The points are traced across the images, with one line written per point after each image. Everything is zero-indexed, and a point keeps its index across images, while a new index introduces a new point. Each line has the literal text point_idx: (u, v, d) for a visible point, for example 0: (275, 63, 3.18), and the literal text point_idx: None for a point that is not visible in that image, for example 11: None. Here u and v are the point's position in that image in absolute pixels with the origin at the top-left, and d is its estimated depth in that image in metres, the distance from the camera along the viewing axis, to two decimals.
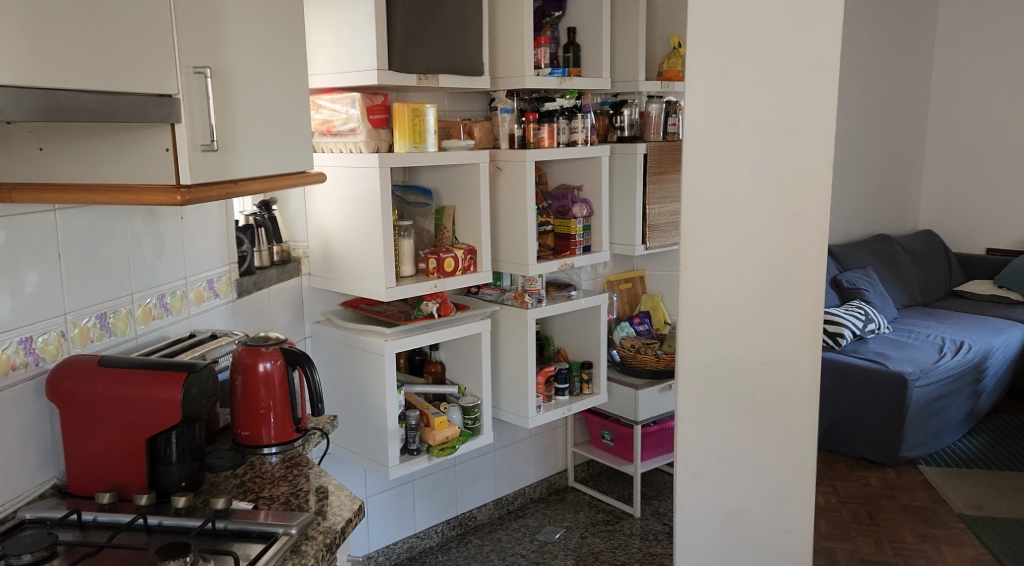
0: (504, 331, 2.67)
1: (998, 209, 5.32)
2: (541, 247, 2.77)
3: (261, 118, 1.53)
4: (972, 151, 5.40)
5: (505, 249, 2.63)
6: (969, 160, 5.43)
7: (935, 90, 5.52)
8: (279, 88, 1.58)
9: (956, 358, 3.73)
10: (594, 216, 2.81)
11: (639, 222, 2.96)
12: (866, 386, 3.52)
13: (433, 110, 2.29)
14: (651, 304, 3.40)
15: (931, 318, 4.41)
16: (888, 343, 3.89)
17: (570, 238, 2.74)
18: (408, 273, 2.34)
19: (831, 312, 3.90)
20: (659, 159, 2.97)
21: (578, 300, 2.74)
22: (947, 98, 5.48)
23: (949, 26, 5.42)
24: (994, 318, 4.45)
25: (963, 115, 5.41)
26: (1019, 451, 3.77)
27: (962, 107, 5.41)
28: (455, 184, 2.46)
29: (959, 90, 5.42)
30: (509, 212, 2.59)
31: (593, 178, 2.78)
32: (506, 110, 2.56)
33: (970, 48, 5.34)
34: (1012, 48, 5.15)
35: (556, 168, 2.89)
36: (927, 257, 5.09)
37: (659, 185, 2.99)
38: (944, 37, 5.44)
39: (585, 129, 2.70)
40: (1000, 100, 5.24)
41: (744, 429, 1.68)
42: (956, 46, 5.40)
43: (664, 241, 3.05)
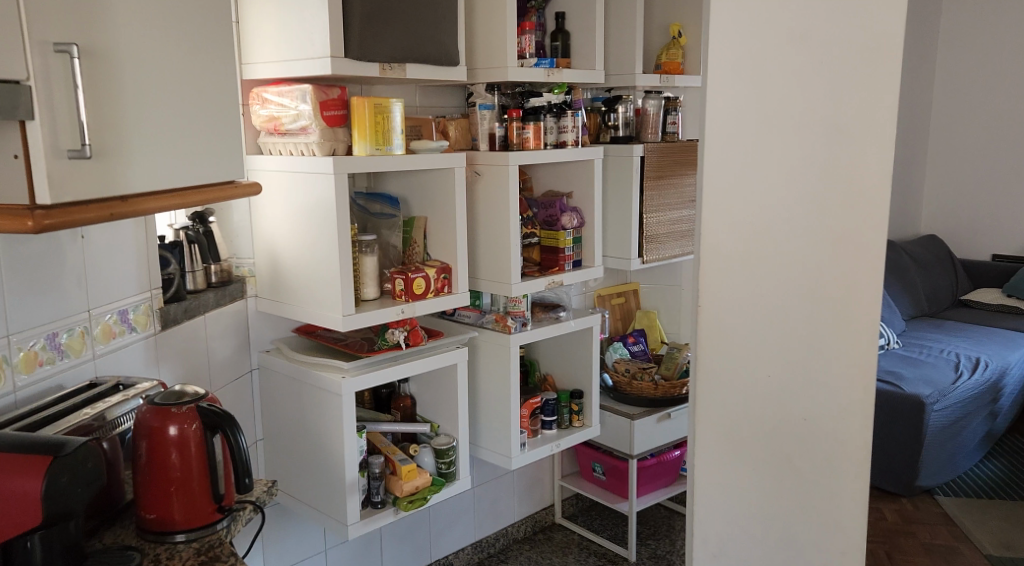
0: (483, 359, 2.33)
1: (1005, 213, 5.05)
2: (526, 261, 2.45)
3: (160, 113, 1.22)
4: (976, 150, 5.12)
5: (484, 266, 2.29)
6: (974, 161, 5.16)
7: (939, 87, 5.24)
8: (181, 78, 1.26)
9: (974, 378, 3.44)
10: (585, 226, 2.48)
11: (636, 233, 2.64)
12: (880, 410, 3.22)
13: (399, 105, 1.94)
14: (647, 321, 3.09)
15: (940, 331, 4.13)
16: (899, 360, 3.60)
17: (558, 251, 2.42)
18: (371, 296, 2.01)
19: None
20: (658, 161, 2.65)
21: (568, 323, 2.41)
22: (949, 96, 5.21)
23: (954, 20, 5.14)
24: (1007, 331, 4.19)
25: (968, 114, 5.14)
26: None
27: (967, 105, 5.13)
28: (426, 190, 2.12)
29: (965, 87, 5.13)
30: (489, 224, 2.25)
31: (584, 183, 2.45)
32: (485, 106, 2.23)
33: (977, 42, 5.05)
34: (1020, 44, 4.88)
35: (542, 172, 2.56)
36: (933, 264, 4.81)
37: (657, 191, 2.67)
38: (948, 31, 5.16)
39: (575, 128, 2.37)
40: (1006, 99, 4.97)
41: (778, 521, 1.29)
42: (962, 41, 5.11)
43: (662, 253, 2.73)
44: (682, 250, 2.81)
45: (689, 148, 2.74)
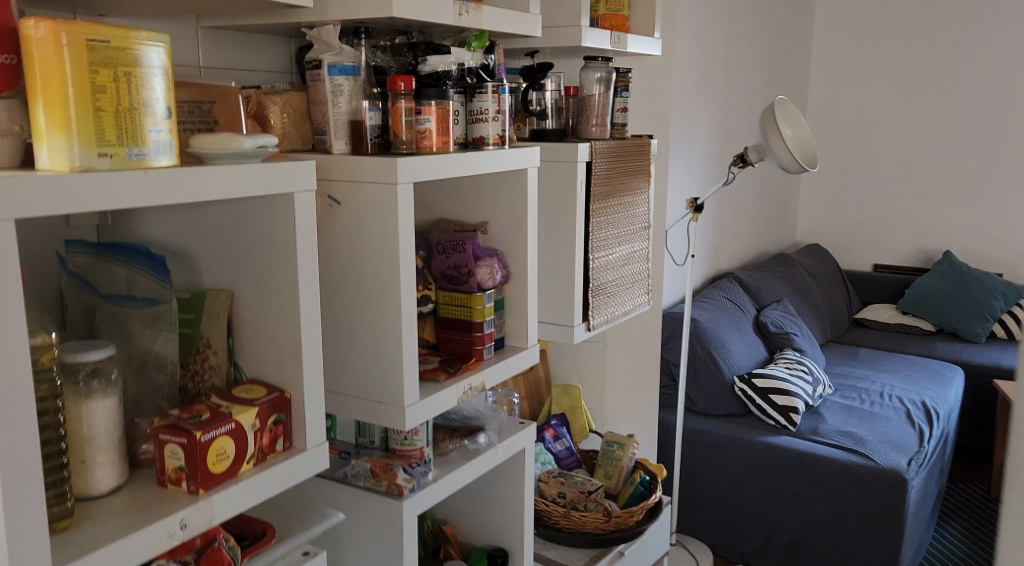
0: (349, 540, 1.25)
1: (886, 228, 5.02)
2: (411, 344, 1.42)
3: None
4: (858, 167, 5.05)
5: (349, 376, 1.22)
6: (855, 174, 5.06)
7: (814, 99, 5.12)
8: None
9: (931, 434, 3.02)
10: (511, 281, 1.47)
11: (581, 284, 1.65)
12: (849, 490, 2.65)
13: (162, 49, 0.82)
14: (568, 401, 2.10)
15: (860, 366, 3.74)
16: (845, 413, 3.08)
17: (474, 330, 1.38)
18: (106, 488, 0.88)
19: (778, 375, 2.99)
20: (608, 170, 1.67)
21: (496, 451, 1.37)
22: (822, 90, 5.07)
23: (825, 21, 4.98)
24: (926, 359, 3.92)
25: (838, 122, 5.06)
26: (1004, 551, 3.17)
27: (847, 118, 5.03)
28: (230, 240, 1.01)
29: (843, 95, 5.03)
30: (360, 293, 1.17)
31: (511, 209, 1.43)
32: (341, 68, 1.14)
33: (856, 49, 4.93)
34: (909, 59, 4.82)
35: (429, 190, 1.52)
36: (828, 281, 4.46)
37: (607, 215, 1.70)
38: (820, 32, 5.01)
39: (502, 115, 1.34)
40: (857, 110, 4.99)
41: None
42: (833, 41, 4.99)
43: (611, 311, 1.77)
44: (634, 305, 1.85)
45: (642, 149, 1.79)
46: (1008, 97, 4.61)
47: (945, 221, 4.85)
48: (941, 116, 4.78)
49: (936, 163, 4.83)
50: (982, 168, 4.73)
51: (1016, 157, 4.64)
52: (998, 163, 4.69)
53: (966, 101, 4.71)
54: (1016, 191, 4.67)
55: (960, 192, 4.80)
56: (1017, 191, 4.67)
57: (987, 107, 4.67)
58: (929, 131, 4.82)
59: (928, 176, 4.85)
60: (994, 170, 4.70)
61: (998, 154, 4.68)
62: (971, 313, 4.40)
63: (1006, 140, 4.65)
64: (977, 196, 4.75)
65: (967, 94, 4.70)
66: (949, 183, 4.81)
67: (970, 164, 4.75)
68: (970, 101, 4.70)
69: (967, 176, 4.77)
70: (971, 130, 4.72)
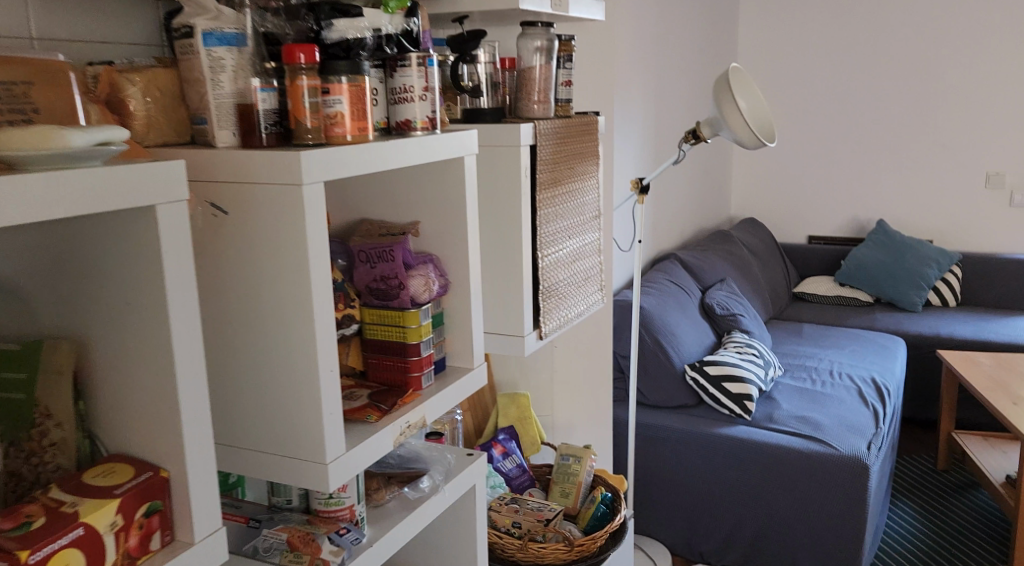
0: None
1: (819, 198, 4.94)
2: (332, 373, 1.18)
3: None
4: (789, 137, 4.96)
5: (253, 427, 0.97)
6: (787, 145, 4.97)
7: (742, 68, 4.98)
8: None
9: (885, 412, 2.92)
10: (451, 291, 1.24)
11: (530, 286, 1.43)
12: (810, 479, 2.51)
13: None
14: (517, 410, 1.89)
15: (806, 343, 3.63)
16: (798, 396, 2.95)
17: (410, 353, 1.15)
18: None
19: (728, 360, 2.84)
20: (554, 154, 1.45)
21: (444, 496, 1.15)
22: (750, 61, 4.96)
23: None
24: (868, 332, 3.86)
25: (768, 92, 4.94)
26: (961, 522, 3.11)
27: (776, 88, 4.93)
28: (73, 272, 0.75)
29: (771, 65, 4.92)
30: (262, 324, 0.92)
31: (446, 205, 1.20)
32: (219, 37, 0.89)
33: (782, 16, 4.82)
34: (835, 25, 4.72)
35: (345, 185, 1.27)
36: (765, 256, 4.36)
37: (555, 206, 1.48)
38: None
39: (432, 92, 1.10)
40: (786, 80, 4.90)
41: None
42: (759, 9, 4.86)
43: (564, 314, 1.56)
44: (587, 305, 1.65)
45: (590, 128, 1.57)
46: (934, 62, 4.57)
47: (876, 190, 4.81)
48: (869, 83, 4.72)
49: (865, 131, 4.78)
50: (911, 135, 4.69)
51: (944, 123, 4.62)
52: (926, 129, 4.66)
53: (893, 67, 4.65)
54: (945, 157, 4.65)
55: (889, 160, 4.76)
56: (945, 157, 4.65)
57: (914, 73, 4.62)
58: (857, 99, 4.76)
59: (859, 144, 4.80)
60: (922, 135, 4.67)
61: (926, 120, 4.65)
62: (908, 282, 4.36)
63: (933, 105, 4.62)
64: (907, 163, 4.72)
65: (895, 60, 4.65)
66: (879, 151, 4.77)
67: (899, 130, 4.71)
68: (898, 67, 4.65)
69: (896, 143, 4.73)
70: (899, 97, 4.67)
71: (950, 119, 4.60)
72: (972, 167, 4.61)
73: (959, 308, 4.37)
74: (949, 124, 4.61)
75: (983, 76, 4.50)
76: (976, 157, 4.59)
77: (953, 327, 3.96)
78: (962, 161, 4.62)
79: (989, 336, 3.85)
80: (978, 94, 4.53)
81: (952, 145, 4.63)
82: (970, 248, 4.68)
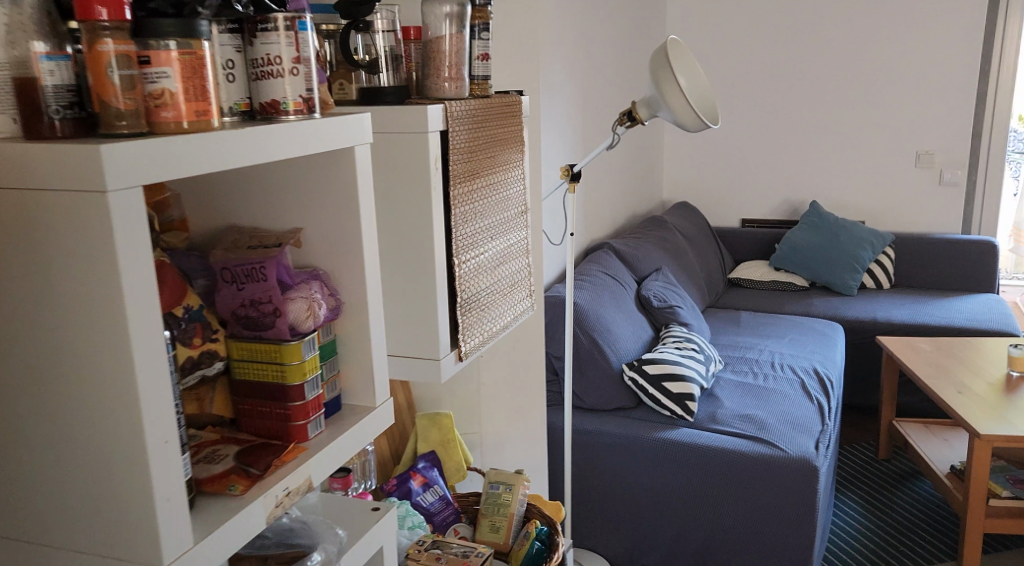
0: None
1: (752, 181, 4.83)
2: (191, 421, 0.93)
3: None
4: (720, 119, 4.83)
5: (55, 517, 0.72)
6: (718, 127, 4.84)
7: None
8: None
9: (829, 405, 2.79)
10: (345, 314, 1.00)
11: (445, 300, 1.21)
12: (757, 484, 2.35)
13: None
14: (439, 434, 1.66)
15: (744, 333, 3.50)
16: (740, 393, 2.80)
17: (290, 396, 0.91)
18: None
19: (667, 357, 2.66)
20: (470, 141, 1.22)
21: None
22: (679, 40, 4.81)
23: None
24: (805, 319, 3.75)
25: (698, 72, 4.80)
26: (905, 514, 3.02)
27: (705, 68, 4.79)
28: None
29: (700, 44, 4.77)
30: (62, 382, 0.68)
31: (336, 208, 0.96)
32: None
33: None
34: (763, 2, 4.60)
35: (206, 181, 1.01)
36: (700, 242, 4.22)
37: (474, 203, 1.25)
38: None
39: (304, 66, 0.87)
40: (715, 59, 4.76)
41: None
42: None
43: (489, 328, 1.34)
44: (515, 315, 1.43)
45: (513, 111, 1.35)
46: (862, 40, 4.49)
47: (808, 172, 4.72)
48: (800, 61, 4.62)
49: (794, 111, 4.68)
50: (842, 114, 4.61)
51: (874, 102, 4.55)
52: (856, 108, 4.58)
53: (823, 45, 4.56)
54: (875, 137, 4.59)
55: (821, 140, 4.67)
56: (876, 137, 4.58)
57: (844, 51, 4.53)
58: (786, 79, 4.66)
59: (790, 125, 4.70)
60: (852, 115, 4.60)
61: (857, 99, 4.57)
62: (842, 265, 4.28)
63: (863, 84, 4.55)
64: (838, 144, 4.64)
65: (825, 38, 4.55)
66: (809, 132, 4.68)
67: (829, 110, 4.63)
68: (827, 45, 4.56)
69: (827, 123, 4.65)
70: (829, 76, 4.59)
71: (880, 98, 4.54)
72: (902, 146, 4.56)
73: (893, 290, 4.32)
74: (879, 103, 4.54)
75: (910, 54, 4.44)
76: (906, 136, 4.53)
77: (889, 311, 3.89)
78: (892, 141, 4.56)
79: (925, 319, 3.79)
80: (907, 72, 4.47)
81: (883, 124, 4.57)
82: (902, 228, 4.63)
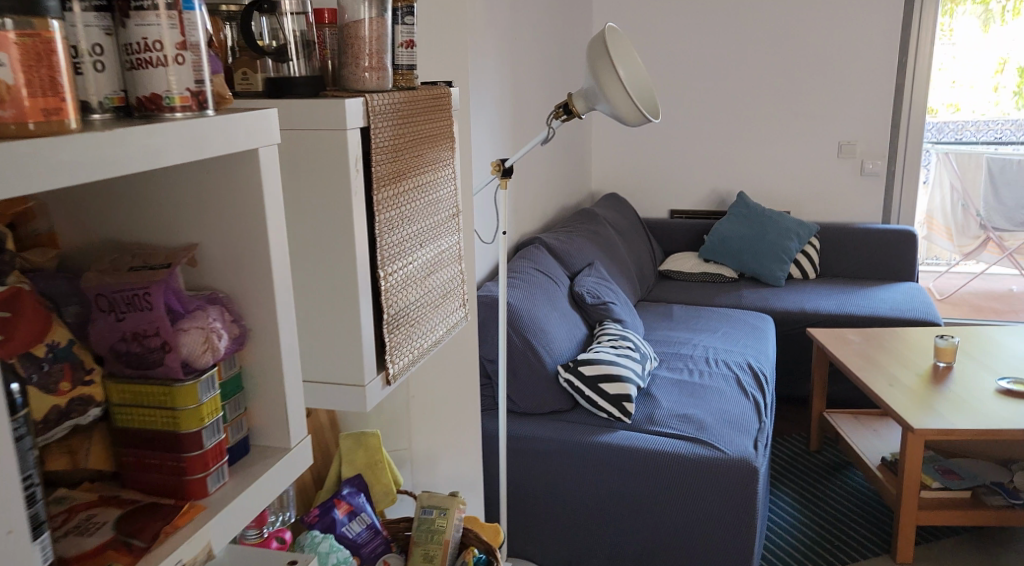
0: None
1: (679, 171, 4.80)
2: (64, 477, 0.78)
3: None
4: None
5: None
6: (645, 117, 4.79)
7: None
8: None
9: (765, 401, 2.76)
10: (252, 343, 0.86)
11: (369, 318, 1.07)
12: (697, 486, 2.28)
13: None
14: (367, 455, 1.52)
15: (677, 327, 3.45)
16: (677, 391, 2.74)
17: (185, 444, 0.77)
18: None
19: (603, 357, 2.58)
20: (396, 137, 1.09)
21: None
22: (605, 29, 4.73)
23: None
24: (735, 311, 3.74)
25: None
26: (838, 507, 3.03)
27: None
28: None
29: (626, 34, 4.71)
30: None
31: (238, 220, 0.82)
32: None
33: None
34: None
35: (81, 189, 0.86)
36: (630, 234, 4.16)
37: (402, 207, 1.12)
38: None
39: (190, 52, 0.73)
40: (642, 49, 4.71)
41: None
42: None
43: (419, 345, 1.21)
44: (448, 327, 1.31)
45: (441, 104, 1.22)
46: (786, 30, 4.50)
47: (735, 163, 4.72)
48: (726, 52, 4.60)
49: (720, 102, 4.66)
50: (767, 105, 4.61)
51: (798, 92, 4.57)
52: (781, 98, 4.59)
53: (747, 35, 4.55)
54: (799, 127, 4.60)
55: (747, 130, 4.67)
56: (800, 127, 4.60)
57: (768, 41, 4.53)
58: (712, 69, 4.63)
59: (716, 116, 4.68)
60: (776, 106, 4.61)
61: (782, 89, 4.58)
62: (769, 256, 4.29)
63: (788, 74, 4.55)
64: (763, 134, 4.65)
65: (750, 27, 4.54)
66: (735, 122, 4.67)
67: (754, 100, 4.62)
68: (752, 34, 4.55)
69: (753, 113, 4.64)
70: (755, 66, 4.58)
71: (804, 88, 4.55)
72: (826, 137, 4.59)
73: (819, 280, 4.35)
74: (803, 93, 4.56)
75: (831, 45, 4.46)
76: (829, 126, 4.56)
77: (817, 301, 3.91)
78: (816, 131, 4.59)
79: (852, 309, 3.81)
80: (829, 64, 4.49)
81: (807, 115, 4.59)
82: (826, 218, 4.67)
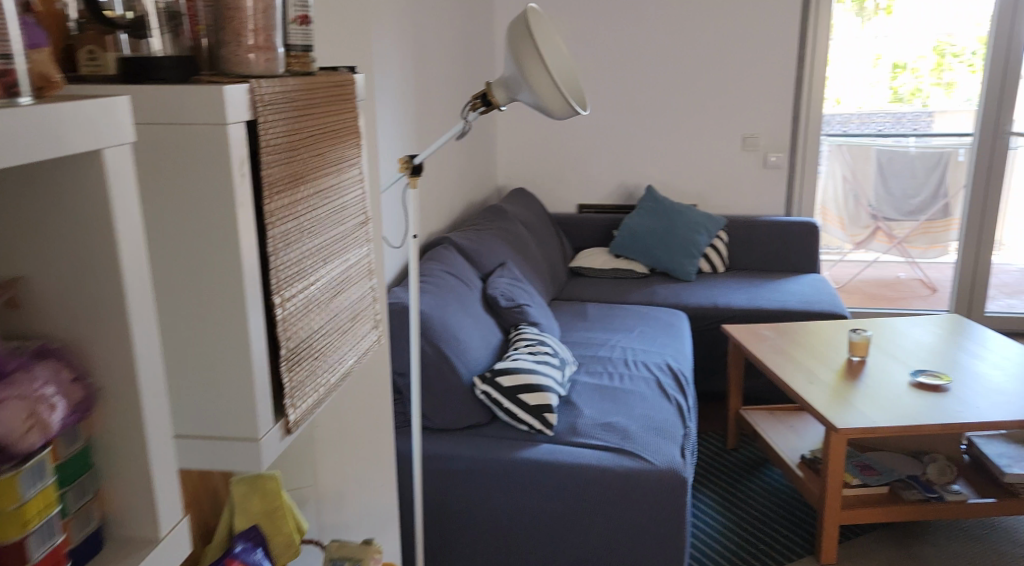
0: None
1: (587, 165, 4.70)
2: None
3: None
4: None
5: None
6: None
7: None
8: None
9: (688, 404, 2.67)
10: (102, 405, 0.66)
11: (262, 356, 0.87)
12: (624, 501, 2.16)
13: None
14: (266, 502, 1.31)
15: (592, 327, 3.34)
16: (598, 397, 2.61)
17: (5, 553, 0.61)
18: None
19: (521, 365, 2.42)
20: (291, 133, 0.89)
21: None
22: None
23: None
24: (648, 309, 3.65)
25: None
26: (759, 507, 2.98)
27: None
28: None
29: None
30: None
31: (77, 247, 0.63)
32: None
33: None
34: None
35: None
36: (540, 231, 4.03)
37: (301, 218, 0.92)
38: None
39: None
40: None
41: None
42: None
43: (325, 381, 1.01)
44: (359, 355, 1.11)
45: (344, 93, 1.02)
46: (689, 22, 4.44)
47: (642, 156, 4.65)
48: (630, 43, 4.51)
49: (626, 94, 4.58)
50: (673, 97, 4.55)
51: (703, 85, 4.52)
52: (686, 91, 4.54)
53: (651, 27, 4.47)
54: (705, 120, 4.56)
55: (653, 123, 4.60)
56: (705, 120, 4.56)
57: (672, 33, 4.46)
58: (617, 61, 4.54)
59: (622, 109, 4.60)
60: (682, 98, 4.55)
61: (686, 81, 4.53)
62: (679, 250, 4.23)
63: (692, 67, 4.50)
64: (669, 128, 4.59)
65: (654, 18, 4.46)
66: (642, 115, 4.59)
67: (660, 93, 4.56)
68: (657, 26, 4.47)
69: (659, 106, 4.58)
70: (659, 58, 4.51)
71: (708, 81, 4.51)
72: (731, 130, 4.56)
73: (728, 273, 4.32)
74: (707, 86, 4.52)
75: (734, 38, 4.43)
76: (734, 119, 4.54)
77: (728, 296, 3.87)
78: (721, 124, 4.56)
79: (762, 304, 3.79)
80: (732, 57, 4.47)
81: (711, 108, 4.55)
82: (732, 211, 4.66)
